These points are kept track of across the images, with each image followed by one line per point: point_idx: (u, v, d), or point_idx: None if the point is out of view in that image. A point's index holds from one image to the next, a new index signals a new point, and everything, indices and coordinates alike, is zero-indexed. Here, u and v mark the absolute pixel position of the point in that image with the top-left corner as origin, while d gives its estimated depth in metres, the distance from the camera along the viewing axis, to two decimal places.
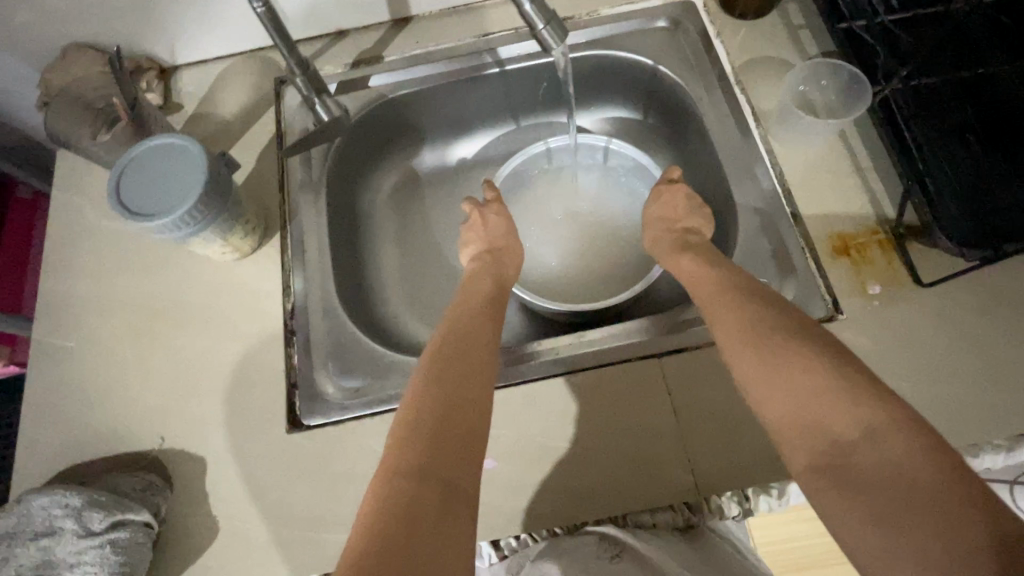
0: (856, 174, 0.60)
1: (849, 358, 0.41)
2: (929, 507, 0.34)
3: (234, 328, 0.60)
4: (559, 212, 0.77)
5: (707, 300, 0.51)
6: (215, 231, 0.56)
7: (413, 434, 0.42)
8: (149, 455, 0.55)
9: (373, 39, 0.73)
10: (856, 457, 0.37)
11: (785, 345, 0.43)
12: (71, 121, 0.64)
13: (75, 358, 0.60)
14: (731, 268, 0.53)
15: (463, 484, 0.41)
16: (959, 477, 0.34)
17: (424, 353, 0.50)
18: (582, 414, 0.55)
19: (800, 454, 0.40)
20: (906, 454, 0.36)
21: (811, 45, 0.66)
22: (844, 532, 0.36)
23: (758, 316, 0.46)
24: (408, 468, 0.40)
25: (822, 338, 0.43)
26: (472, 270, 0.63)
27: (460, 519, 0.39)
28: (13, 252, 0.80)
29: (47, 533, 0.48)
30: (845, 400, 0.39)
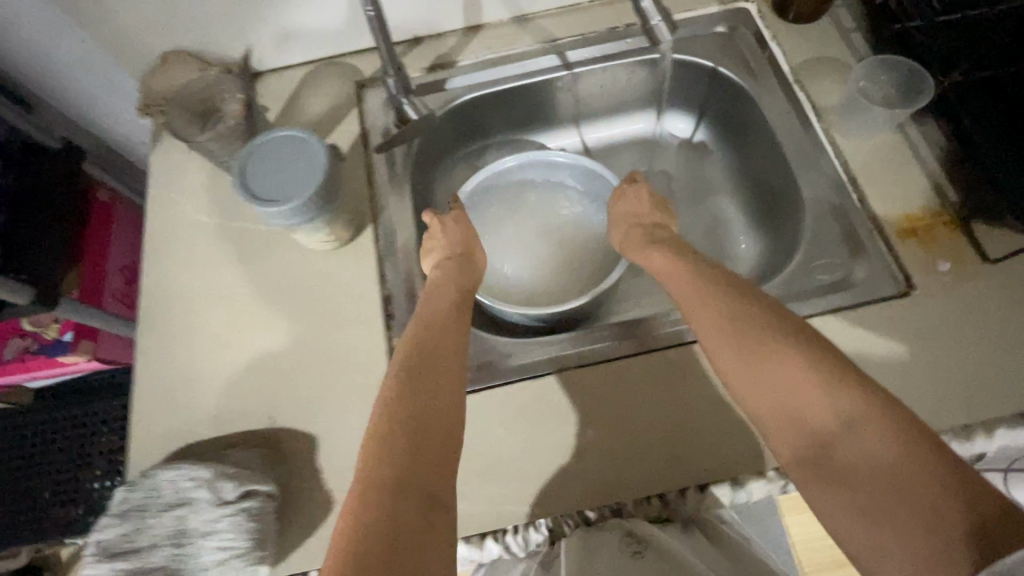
0: (916, 162, 0.64)
1: (827, 352, 0.44)
2: (901, 495, 0.36)
3: (334, 313, 0.63)
4: (532, 228, 0.79)
5: (685, 299, 0.53)
6: (322, 223, 0.59)
7: (386, 444, 0.42)
8: (261, 434, 0.58)
9: (447, 45, 0.77)
10: (838, 451, 0.40)
11: (758, 348, 0.45)
12: (183, 119, 0.67)
13: (184, 343, 0.63)
14: (708, 266, 0.54)
15: (446, 492, 0.42)
16: (936, 462, 0.36)
17: (396, 359, 0.51)
18: (673, 387, 0.59)
19: (785, 447, 0.43)
20: (885, 446, 0.38)
21: (863, 46, 0.71)
22: (830, 518, 0.40)
23: (735, 315, 0.48)
24: (390, 477, 0.40)
25: (795, 334, 0.45)
26: (437, 270, 0.62)
27: (438, 523, 0.39)
28: (96, 252, 0.83)
29: (180, 504, 0.50)
30: (823, 396, 0.41)
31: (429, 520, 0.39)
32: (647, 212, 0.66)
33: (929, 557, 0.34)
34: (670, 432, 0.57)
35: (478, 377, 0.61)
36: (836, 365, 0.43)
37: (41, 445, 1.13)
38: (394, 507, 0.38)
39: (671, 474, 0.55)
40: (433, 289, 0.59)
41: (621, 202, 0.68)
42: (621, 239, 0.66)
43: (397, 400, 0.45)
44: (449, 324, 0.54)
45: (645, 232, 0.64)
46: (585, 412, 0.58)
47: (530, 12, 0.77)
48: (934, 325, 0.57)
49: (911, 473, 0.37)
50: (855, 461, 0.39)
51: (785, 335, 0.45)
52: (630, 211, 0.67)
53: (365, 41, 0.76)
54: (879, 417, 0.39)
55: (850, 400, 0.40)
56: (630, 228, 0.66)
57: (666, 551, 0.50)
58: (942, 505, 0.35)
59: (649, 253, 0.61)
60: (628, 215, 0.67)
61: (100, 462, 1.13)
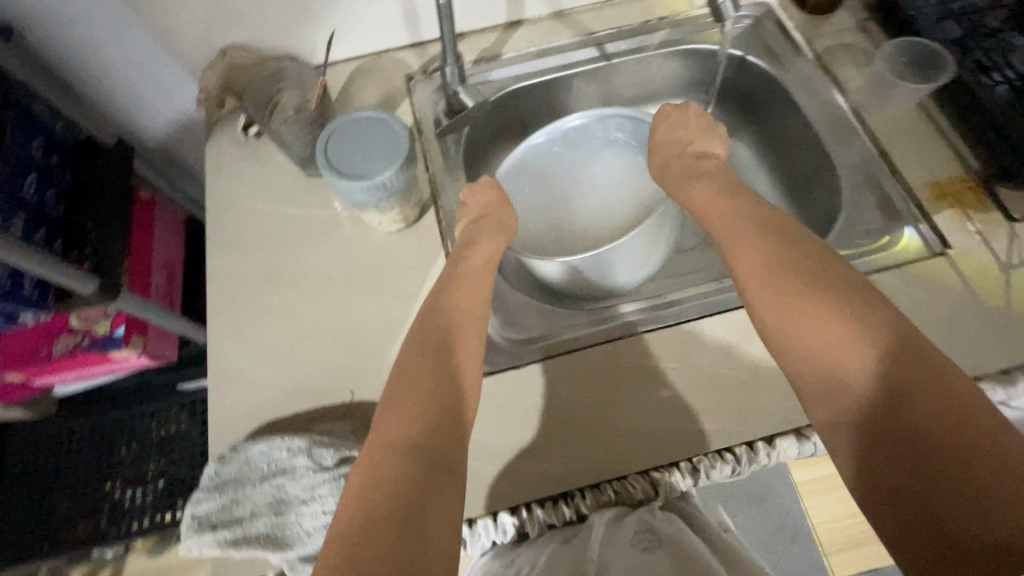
0: (939, 134, 0.70)
1: (856, 303, 0.46)
2: (885, 434, 0.41)
3: (404, 291, 0.65)
4: (577, 200, 0.77)
5: (736, 244, 0.55)
6: (392, 202, 0.62)
7: (412, 417, 0.48)
8: (343, 408, 0.59)
9: (491, 39, 0.80)
10: (859, 396, 0.43)
11: (777, 294, 0.50)
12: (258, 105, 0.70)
13: (256, 325, 0.63)
14: (755, 215, 0.57)
15: (455, 462, 0.47)
16: (955, 427, 0.39)
17: (433, 330, 0.55)
18: (736, 347, 0.62)
19: (806, 381, 0.47)
20: (883, 390, 0.42)
21: (878, 34, 0.78)
22: (834, 443, 0.45)
23: (783, 268, 0.50)
24: (398, 437, 0.47)
25: (827, 284, 0.48)
26: (483, 235, 0.63)
27: (446, 495, 0.45)
28: (140, 248, 0.85)
29: (277, 473, 0.51)
30: (836, 340, 0.45)
31: (430, 475, 0.45)
32: (693, 138, 0.69)
33: (899, 490, 0.39)
34: (738, 387, 0.60)
35: (536, 338, 0.65)
36: (862, 315, 0.46)
37: (66, 456, 1.10)
38: (400, 465, 0.45)
39: (740, 425, 0.58)
40: (470, 248, 0.62)
41: (664, 123, 0.71)
42: (662, 165, 0.69)
43: (419, 368, 0.52)
44: (478, 295, 0.58)
45: (688, 163, 0.66)
46: (658, 374, 0.61)
47: (567, 8, 0.81)
48: (973, 279, 0.62)
49: (901, 416, 0.41)
50: (852, 402, 0.43)
51: (813, 284, 0.49)
52: (675, 137, 0.69)
53: (412, 36, 0.78)
54: (887, 364, 0.43)
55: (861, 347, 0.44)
56: (670, 157, 0.68)
57: (682, 547, 0.53)
58: (924, 446, 0.39)
59: (690, 187, 0.64)
60: (671, 141, 0.69)
61: (126, 471, 1.10)
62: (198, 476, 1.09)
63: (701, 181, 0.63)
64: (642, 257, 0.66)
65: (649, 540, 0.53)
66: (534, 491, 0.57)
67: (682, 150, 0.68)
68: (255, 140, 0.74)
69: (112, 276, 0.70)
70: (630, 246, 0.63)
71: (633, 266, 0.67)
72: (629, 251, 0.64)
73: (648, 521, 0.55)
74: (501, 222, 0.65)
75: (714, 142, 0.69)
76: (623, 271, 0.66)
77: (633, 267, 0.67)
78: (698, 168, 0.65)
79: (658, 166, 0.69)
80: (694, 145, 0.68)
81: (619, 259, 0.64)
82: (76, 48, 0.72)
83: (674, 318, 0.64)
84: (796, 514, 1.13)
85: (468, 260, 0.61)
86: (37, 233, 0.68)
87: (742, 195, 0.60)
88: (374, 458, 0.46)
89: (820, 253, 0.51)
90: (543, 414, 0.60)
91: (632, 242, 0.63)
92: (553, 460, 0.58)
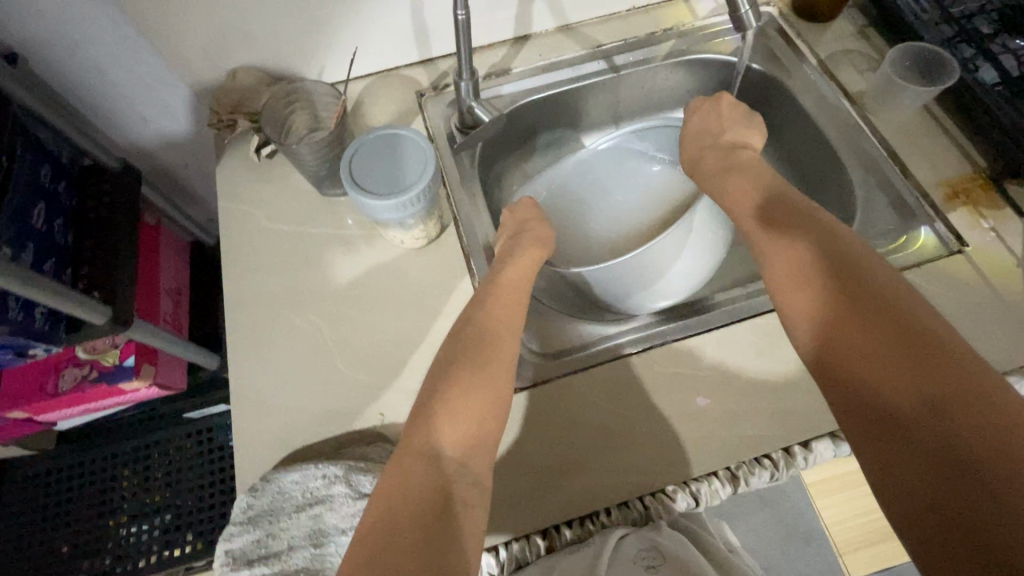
0: (945, 135, 0.72)
1: (895, 307, 0.44)
2: (919, 447, 0.38)
3: (427, 308, 0.64)
4: (618, 214, 0.79)
5: (758, 240, 0.55)
6: (413, 221, 0.61)
7: (430, 421, 0.48)
8: (373, 431, 0.58)
9: (500, 54, 0.81)
10: (875, 389, 0.42)
11: (807, 294, 0.48)
12: (276, 115, 0.68)
13: (277, 350, 0.62)
14: (790, 210, 0.55)
15: (476, 470, 0.46)
16: (973, 420, 0.37)
17: (459, 336, 0.54)
18: (768, 351, 0.61)
19: (825, 376, 0.46)
20: (918, 400, 0.39)
21: (877, 40, 0.80)
22: (852, 440, 0.43)
23: (803, 262, 0.50)
24: (420, 452, 0.46)
25: (863, 286, 0.46)
26: (513, 246, 0.63)
27: (462, 505, 0.44)
28: (148, 274, 0.88)
29: (315, 503, 0.50)
30: (869, 346, 0.43)
31: (449, 482, 0.44)
32: (727, 126, 0.69)
33: (915, 487, 0.38)
34: (772, 392, 0.59)
35: (570, 351, 0.64)
36: (899, 320, 0.43)
37: (68, 491, 1.07)
38: (419, 481, 0.44)
39: (777, 431, 0.58)
40: (506, 261, 0.61)
41: (696, 117, 0.73)
42: (693, 160, 0.71)
43: (452, 380, 0.50)
44: (513, 308, 0.57)
45: (723, 151, 0.67)
46: (692, 383, 0.60)
47: (574, 22, 0.82)
48: (990, 274, 0.63)
49: (936, 429, 0.38)
50: (883, 411, 0.41)
51: (847, 285, 0.47)
52: (708, 127, 0.71)
53: (422, 53, 0.78)
54: (924, 374, 0.40)
55: (897, 354, 0.42)
56: (702, 149, 0.70)
57: (687, 568, 0.50)
58: (960, 465, 0.36)
59: (726, 180, 0.64)
60: (702, 131, 0.71)
61: (130, 506, 1.06)
62: (205, 507, 1.06)
63: (737, 174, 0.63)
64: (694, 252, 0.67)
65: (654, 558, 0.51)
66: (572, 511, 0.55)
67: (715, 140, 0.69)
68: (268, 161, 0.73)
69: (119, 302, 0.71)
70: (671, 242, 0.65)
71: (687, 264, 0.66)
72: (671, 249, 0.65)
73: (654, 538, 0.53)
74: (539, 236, 0.65)
75: (749, 131, 0.69)
76: (676, 272, 0.66)
77: (687, 266, 0.66)
78: (734, 158, 0.66)
79: (690, 161, 0.72)
80: (728, 134, 0.69)
81: (664, 256, 0.65)
82: (84, 73, 0.70)
83: (709, 324, 0.63)
84: (810, 517, 1.13)
85: (503, 271, 0.60)
86: (47, 262, 0.68)
87: (782, 188, 0.59)
88: (396, 470, 0.45)
89: (861, 254, 0.49)
90: (580, 429, 0.58)
91: (671, 239, 0.65)
92: (592, 476, 0.56)
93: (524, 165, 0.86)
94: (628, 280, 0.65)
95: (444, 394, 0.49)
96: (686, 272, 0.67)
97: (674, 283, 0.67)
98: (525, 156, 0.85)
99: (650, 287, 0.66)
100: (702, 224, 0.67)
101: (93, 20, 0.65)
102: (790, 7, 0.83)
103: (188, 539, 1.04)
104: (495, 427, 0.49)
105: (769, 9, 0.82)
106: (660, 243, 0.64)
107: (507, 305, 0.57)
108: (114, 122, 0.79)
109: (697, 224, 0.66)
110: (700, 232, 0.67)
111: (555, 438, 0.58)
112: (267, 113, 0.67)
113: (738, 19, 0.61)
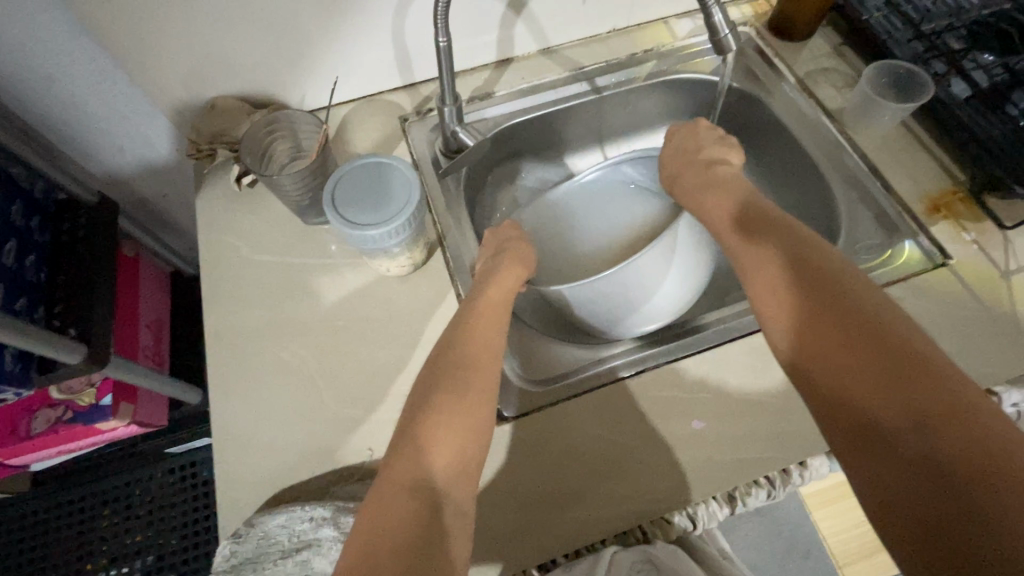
0: (924, 150, 0.73)
1: (876, 316, 0.43)
2: (907, 465, 0.36)
3: (415, 337, 0.62)
4: (603, 233, 0.76)
5: (739, 251, 0.54)
6: (398, 249, 0.60)
7: (411, 448, 0.45)
8: (363, 467, 0.56)
9: (483, 77, 0.81)
10: (861, 401, 0.40)
11: (788, 306, 0.47)
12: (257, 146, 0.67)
13: (261, 385, 0.60)
14: (772, 223, 0.54)
15: (460, 496, 0.44)
16: (964, 435, 0.35)
17: (438, 358, 0.53)
18: (761, 371, 0.61)
19: (808, 387, 0.44)
20: (904, 415, 0.37)
21: (853, 58, 0.82)
22: (838, 454, 0.41)
23: (783, 270, 0.49)
24: (403, 481, 0.43)
25: (844, 297, 0.44)
26: (494, 267, 0.61)
27: (448, 535, 0.41)
28: (125, 310, 0.85)
29: (303, 548, 0.48)
30: (851, 357, 0.41)
31: (434, 510, 0.42)
32: (703, 144, 0.69)
33: (904, 502, 0.35)
34: (767, 412, 0.59)
35: (560, 375, 0.63)
36: (881, 332, 0.41)
37: (44, 535, 1.02)
38: (401, 513, 0.41)
39: (774, 452, 0.57)
40: (486, 283, 0.59)
41: (674, 136, 0.72)
42: (672, 178, 0.70)
43: (431, 407, 0.48)
44: (493, 331, 0.55)
45: (700, 169, 0.66)
46: (687, 406, 0.59)
47: (556, 45, 0.83)
48: (975, 286, 0.64)
49: (923, 444, 0.36)
50: (868, 424, 0.39)
51: (828, 298, 0.45)
52: (684, 145, 0.70)
53: (405, 78, 0.78)
54: (910, 389, 0.38)
55: (881, 368, 0.40)
56: (679, 166, 0.69)
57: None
58: (951, 481, 0.34)
59: (704, 195, 0.63)
60: (680, 150, 0.70)
61: (111, 548, 1.02)
62: (191, 546, 1.02)
63: (715, 191, 0.62)
64: (679, 268, 0.64)
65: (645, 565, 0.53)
66: (571, 543, 0.54)
67: (692, 157, 0.69)
68: (250, 189, 0.71)
69: (98, 340, 0.68)
70: (653, 260, 0.62)
71: (673, 280, 0.64)
72: (654, 266, 0.63)
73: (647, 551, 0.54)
74: (520, 257, 0.63)
75: (725, 149, 0.68)
76: (663, 289, 0.64)
77: (673, 283, 0.64)
78: (710, 173, 0.65)
79: (670, 175, 0.70)
80: (704, 151, 0.68)
81: (647, 275, 0.62)
82: (58, 105, 0.69)
83: (701, 345, 0.63)
84: (807, 529, 1.11)
85: (484, 294, 0.58)
86: (19, 301, 0.66)
87: (762, 202, 0.58)
88: (375, 505, 0.42)
89: (840, 265, 0.48)
90: (575, 458, 0.57)
91: (652, 257, 0.62)
92: (589, 507, 0.55)
93: (510, 186, 0.85)
94: (613, 302, 0.63)
95: (424, 417, 0.47)
96: (674, 290, 0.64)
97: (661, 303, 0.64)
98: (511, 178, 0.85)
99: (637, 307, 0.63)
100: (684, 239, 0.64)
101: (66, 52, 0.63)
102: (766, 27, 0.84)
103: None
104: (479, 451, 0.47)
105: (747, 29, 0.84)
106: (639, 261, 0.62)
107: (490, 325, 0.55)
108: (90, 153, 0.77)
109: (680, 240, 0.64)
110: (683, 247, 0.64)
111: (550, 468, 0.56)
112: (245, 144, 0.66)
113: (720, 42, 0.62)
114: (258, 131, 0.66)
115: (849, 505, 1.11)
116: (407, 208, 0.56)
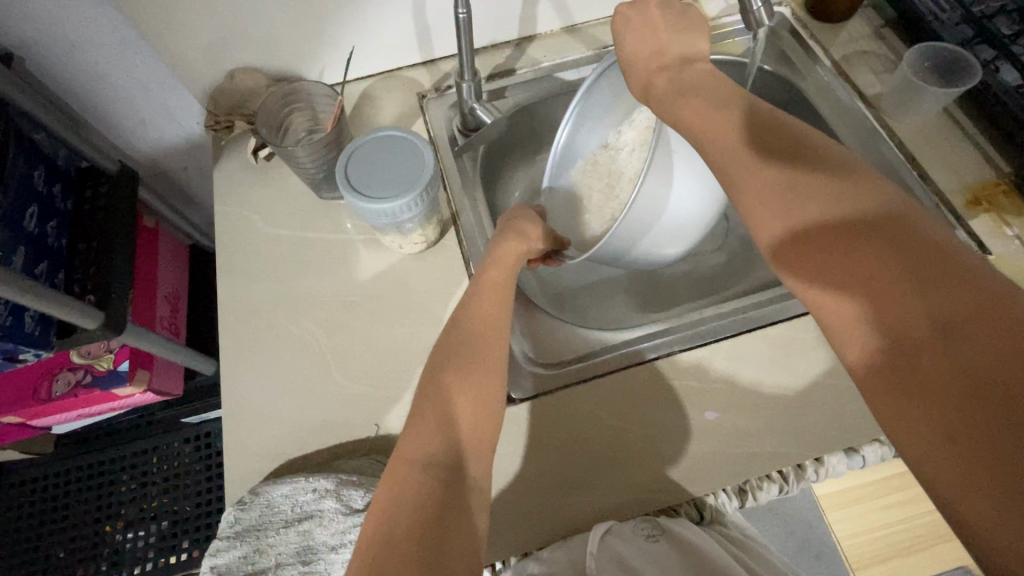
0: (965, 140, 0.69)
1: (891, 220, 0.38)
2: (936, 379, 0.33)
3: (423, 314, 0.62)
4: (607, 171, 0.70)
5: (730, 160, 0.47)
6: (414, 225, 0.60)
7: (421, 425, 0.44)
8: (368, 441, 0.56)
9: (506, 54, 0.78)
10: (884, 315, 0.36)
11: (791, 221, 0.42)
12: (275, 117, 0.68)
13: (270, 358, 0.60)
14: (784, 143, 0.45)
15: (471, 469, 0.44)
16: (997, 335, 0.32)
17: (444, 335, 0.52)
18: (782, 362, 0.59)
19: (823, 307, 0.39)
20: (927, 325, 0.34)
21: (894, 41, 0.78)
22: (857, 373, 0.38)
23: (795, 177, 0.43)
24: (414, 457, 0.42)
25: (853, 203, 0.40)
26: (499, 245, 0.58)
27: (464, 507, 0.41)
28: (143, 281, 0.87)
29: (304, 519, 0.49)
30: (869, 265, 0.37)
31: (449, 485, 0.41)
32: (670, 51, 0.57)
33: (933, 416, 0.33)
34: (785, 405, 0.57)
35: (582, 354, 0.61)
36: (897, 238, 0.37)
37: (65, 497, 1.06)
38: (413, 492, 0.40)
39: (791, 447, 0.56)
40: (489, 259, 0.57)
41: (630, 32, 0.58)
42: (646, 86, 0.57)
43: (435, 387, 0.47)
44: (495, 308, 0.53)
45: (675, 80, 0.55)
46: (701, 396, 0.57)
47: (579, 22, 0.80)
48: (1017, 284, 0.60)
49: (951, 355, 0.33)
50: (889, 337, 0.36)
51: (836, 209, 0.40)
52: (647, 45, 0.57)
53: (423, 53, 0.76)
54: (930, 297, 0.35)
55: (896, 275, 0.36)
56: (651, 80, 0.57)
57: (686, 543, 0.50)
58: (979, 388, 0.31)
59: (681, 102, 0.52)
60: (643, 63, 0.58)
61: (128, 512, 1.05)
62: (203, 514, 1.04)
63: (694, 104, 0.51)
64: (687, 173, 0.57)
65: (653, 529, 0.51)
66: (568, 529, 0.53)
67: (662, 69, 0.57)
68: (265, 163, 0.71)
69: (115, 308, 0.70)
70: (657, 174, 0.55)
71: (686, 193, 0.58)
72: (659, 191, 0.56)
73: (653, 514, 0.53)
74: (524, 230, 0.60)
75: (700, 51, 0.57)
76: (669, 216, 0.59)
77: (689, 190, 0.58)
78: None
79: (641, 96, 0.58)
80: (681, 61, 0.57)
81: (650, 201, 0.56)
82: (80, 73, 0.70)
83: (720, 333, 0.61)
84: (819, 531, 1.07)
85: (487, 274, 0.56)
86: (40, 266, 0.68)
87: (781, 120, 0.47)
88: (387, 483, 0.41)
89: (843, 168, 0.42)
90: (585, 442, 0.56)
91: (653, 179, 0.55)
92: (589, 494, 0.54)
93: (526, 167, 0.84)
94: (615, 248, 0.59)
95: (430, 395, 0.46)
96: (674, 228, 0.60)
97: (677, 222, 0.60)
98: (528, 157, 0.84)
99: (641, 240, 0.60)
100: (680, 143, 0.56)
101: (86, 20, 0.63)
102: (804, 8, 0.80)
103: (185, 546, 1.02)
104: (489, 428, 0.46)
105: (782, 10, 0.80)
106: (633, 199, 0.55)
107: (499, 300, 0.54)
108: (112, 124, 0.78)
109: (677, 147, 0.56)
110: (682, 149, 0.56)
111: (555, 452, 0.55)
112: (263, 117, 0.66)
113: (752, 18, 0.58)
114: (273, 108, 0.67)
115: (866, 508, 1.07)
116: (420, 183, 0.55)
